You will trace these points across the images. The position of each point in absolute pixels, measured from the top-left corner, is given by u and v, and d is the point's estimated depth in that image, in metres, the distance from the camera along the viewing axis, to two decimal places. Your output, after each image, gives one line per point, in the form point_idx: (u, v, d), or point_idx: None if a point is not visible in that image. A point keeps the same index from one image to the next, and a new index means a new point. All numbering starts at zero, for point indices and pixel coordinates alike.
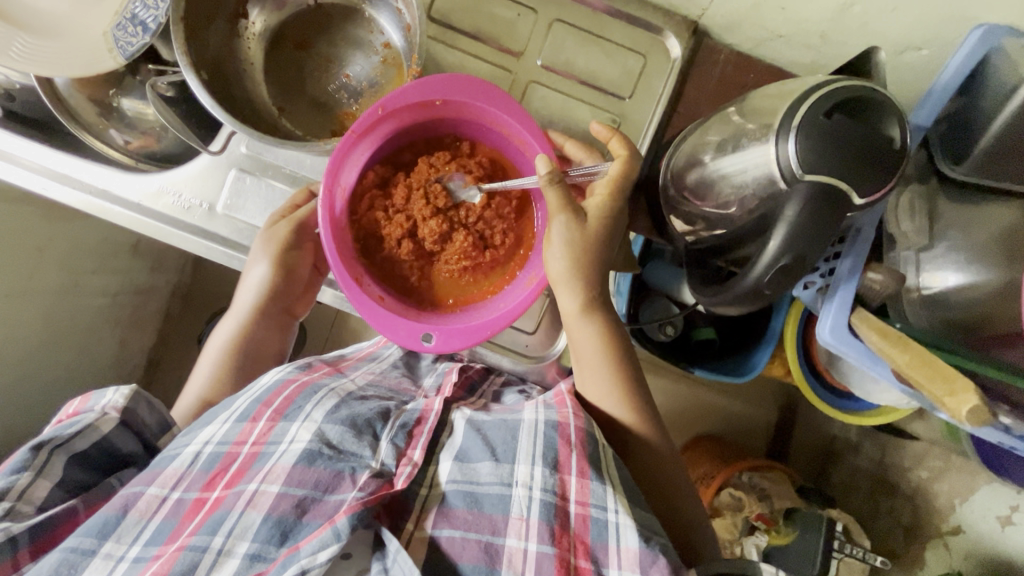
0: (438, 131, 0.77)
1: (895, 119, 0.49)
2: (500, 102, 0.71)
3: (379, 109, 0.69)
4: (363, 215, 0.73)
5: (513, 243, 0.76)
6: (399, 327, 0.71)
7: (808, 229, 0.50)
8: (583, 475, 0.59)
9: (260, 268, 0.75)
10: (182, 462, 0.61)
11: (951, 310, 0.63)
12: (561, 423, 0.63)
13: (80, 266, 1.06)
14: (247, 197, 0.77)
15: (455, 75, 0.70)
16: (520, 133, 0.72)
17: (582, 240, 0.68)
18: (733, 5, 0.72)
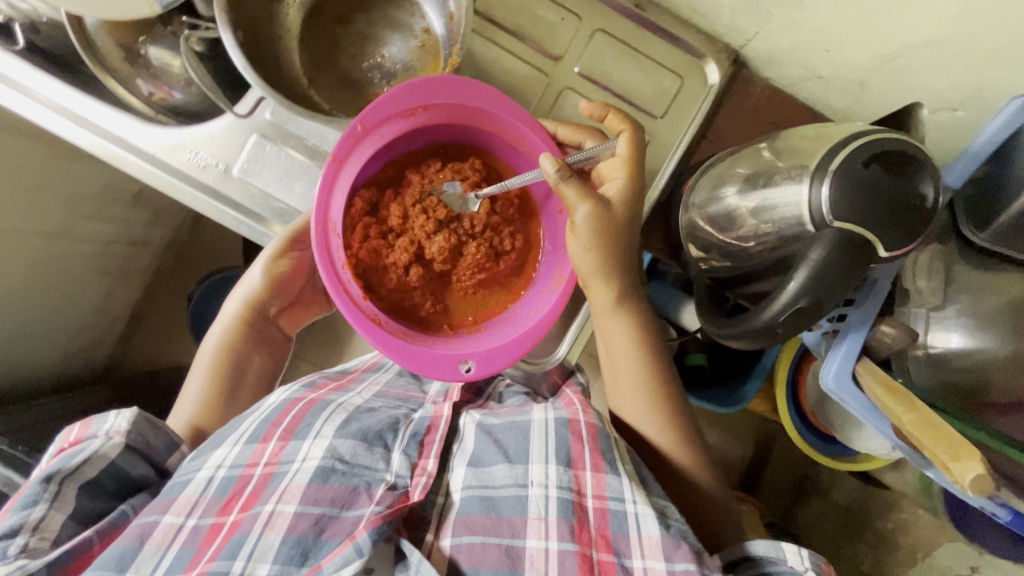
0: (416, 141, 0.74)
1: (931, 178, 0.50)
2: (488, 98, 0.70)
3: (358, 126, 0.66)
4: (359, 247, 0.70)
5: (523, 244, 0.76)
6: (435, 360, 0.69)
7: (832, 273, 0.50)
8: (599, 471, 0.63)
9: (252, 278, 0.84)
10: (195, 487, 0.65)
11: (954, 372, 0.64)
12: (571, 419, 0.68)
13: (77, 211, 1.04)
14: (267, 163, 0.75)
15: (428, 77, 0.67)
16: (520, 129, 0.72)
17: (604, 226, 0.68)
18: (777, 41, 0.72)
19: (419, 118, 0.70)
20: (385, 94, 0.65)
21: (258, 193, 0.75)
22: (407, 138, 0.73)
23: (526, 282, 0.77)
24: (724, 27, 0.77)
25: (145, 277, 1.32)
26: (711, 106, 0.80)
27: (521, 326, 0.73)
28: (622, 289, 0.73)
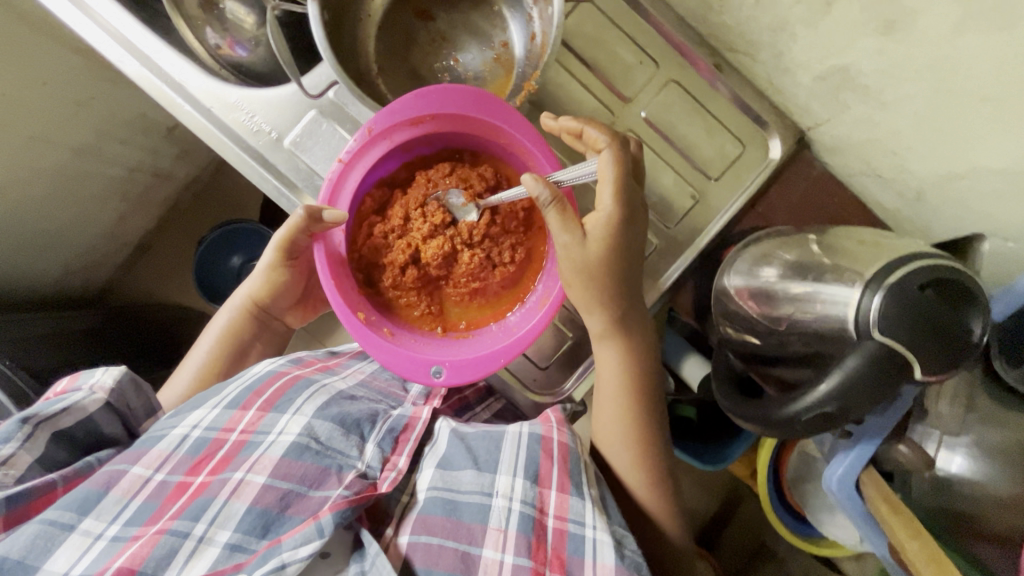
0: (433, 146, 0.75)
1: (981, 314, 0.49)
2: (492, 105, 0.70)
3: (364, 134, 0.68)
4: (363, 244, 0.73)
5: (523, 258, 0.75)
6: (406, 360, 0.71)
7: (861, 384, 0.50)
8: (563, 490, 0.62)
9: (255, 284, 0.84)
10: (168, 443, 0.62)
11: (953, 497, 0.65)
12: (545, 435, 0.66)
13: (112, 134, 1.02)
14: (320, 142, 0.74)
15: (429, 88, 0.68)
16: (528, 140, 0.71)
17: (591, 242, 0.66)
18: (848, 131, 0.72)
19: (427, 122, 0.71)
20: (394, 103, 0.66)
21: (303, 165, 0.75)
22: (422, 142, 0.74)
23: (523, 294, 0.77)
24: (797, 105, 0.76)
25: (160, 209, 1.29)
26: (765, 178, 0.79)
27: (508, 338, 0.72)
28: (612, 316, 0.71)
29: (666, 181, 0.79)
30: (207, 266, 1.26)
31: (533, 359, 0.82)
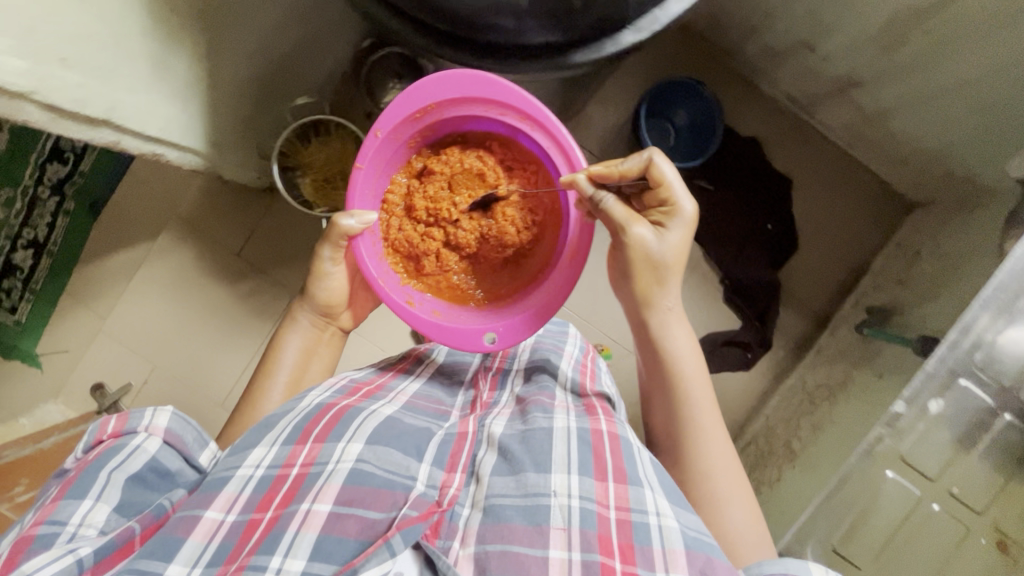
0: (404, 155, 0.89)
1: None
2: (470, 86, 0.80)
3: (359, 170, 0.84)
4: (394, 235, 0.88)
5: (553, 217, 0.89)
6: (465, 333, 0.83)
7: None
8: (622, 482, 0.69)
9: (333, 291, 0.93)
10: (234, 484, 0.66)
11: None
12: (595, 431, 0.75)
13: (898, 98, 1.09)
14: (971, 400, 0.87)
15: (418, 81, 0.81)
16: (528, 109, 0.81)
17: (670, 238, 0.80)
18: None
19: (428, 123, 0.85)
20: (390, 105, 0.81)
21: (965, 352, 0.86)
22: (430, 130, 0.87)
23: (552, 243, 0.89)
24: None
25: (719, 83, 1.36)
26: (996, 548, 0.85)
27: (540, 298, 0.84)
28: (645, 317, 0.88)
29: (913, 459, 0.89)
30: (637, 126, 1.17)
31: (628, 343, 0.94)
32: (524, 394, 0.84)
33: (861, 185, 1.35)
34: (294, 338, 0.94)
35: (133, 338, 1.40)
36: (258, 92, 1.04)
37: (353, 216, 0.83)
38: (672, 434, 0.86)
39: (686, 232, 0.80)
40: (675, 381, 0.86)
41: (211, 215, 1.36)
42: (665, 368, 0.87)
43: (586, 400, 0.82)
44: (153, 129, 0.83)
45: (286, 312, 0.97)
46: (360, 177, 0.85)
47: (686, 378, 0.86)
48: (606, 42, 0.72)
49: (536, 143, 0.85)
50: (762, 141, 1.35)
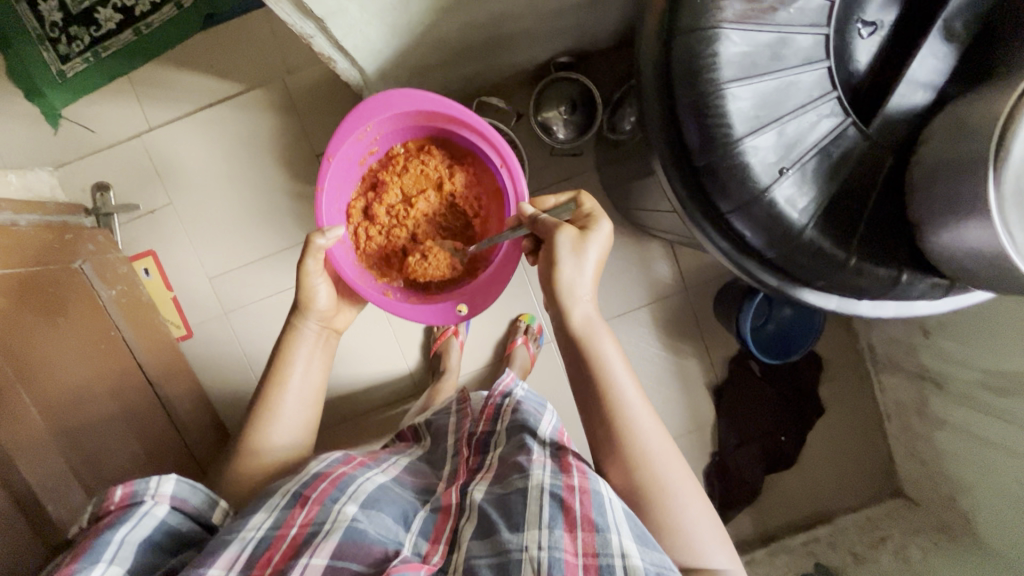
0: (353, 172, 0.92)
1: None
2: (395, 100, 0.86)
3: (323, 191, 0.87)
4: (367, 245, 0.92)
5: (487, 197, 0.94)
6: (426, 312, 0.89)
7: None
8: (592, 531, 0.59)
9: (322, 299, 0.89)
10: (235, 544, 0.59)
11: None
12: (566, 485, 0.63)
13: (967, 446, 1.13)
14: None
15: (353, 110, 0.86)
16: (449, 110, 0.87)
17: (587, 254, 0.72)
18: None
19: (370, 140, 0.91)
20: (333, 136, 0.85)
21: None
22: (370, 151, 0.93)
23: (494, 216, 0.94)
24: None
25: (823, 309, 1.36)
26: None
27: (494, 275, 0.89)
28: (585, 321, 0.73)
29: None
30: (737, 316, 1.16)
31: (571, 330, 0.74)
32: (506, 448, 0.72)
33: (874, 452, 1.38)
34: (300, 360, 0.90)
35: (166, 161, 1.28)
36: (451, 56, 0.96)
37: (323, 235, 0.83)
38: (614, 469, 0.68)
39: (604, 246, 0.74)
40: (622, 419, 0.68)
41: (314, 104, 1.26)
42: (603, 390, 0.69)
43: (564, 452, 0.69)
44: (348, 42, 0.76)
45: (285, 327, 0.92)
46: (324, 202, 0.88)
47: (627, 403, 0.69)
48: (804, 289, 0.59)
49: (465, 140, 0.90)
50: (824, 367, 1.35)
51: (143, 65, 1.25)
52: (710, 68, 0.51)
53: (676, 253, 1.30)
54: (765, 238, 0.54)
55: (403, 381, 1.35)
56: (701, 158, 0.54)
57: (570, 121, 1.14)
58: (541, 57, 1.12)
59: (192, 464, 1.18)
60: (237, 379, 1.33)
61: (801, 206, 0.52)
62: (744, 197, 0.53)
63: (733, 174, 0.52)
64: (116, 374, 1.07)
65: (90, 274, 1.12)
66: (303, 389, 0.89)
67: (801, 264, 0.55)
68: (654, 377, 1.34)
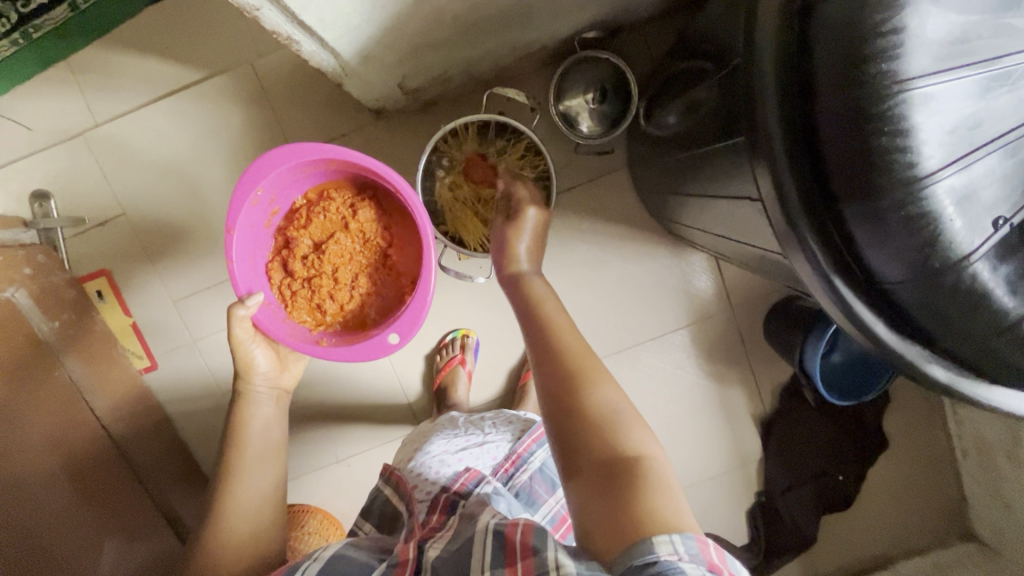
0: (263, 238, 0.74)
1: None
2: (276, 159, 0.67)
3: (234, 266, 0.67)
4: (293, 307, 0.74)
5: (397, 222, 0.77)
6: (358, 350, 0.70)
7: None
8: (527, 556, 0.46)
9: (264, 361, 0.72)
10: None
11: None
12: (513, 525, 0.51)
13: None
14: None
15: (242, 177, 0.67)
16: (336, 155, 0.69)
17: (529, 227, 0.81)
18: None
19: (267, 201, 0.72)
20: (228, 209, 0.67)
21: None
22: (273, 212, 0.75)
23: (411, 237, 0.76)
24: None
25: None
26: None
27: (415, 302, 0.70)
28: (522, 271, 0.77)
29: None
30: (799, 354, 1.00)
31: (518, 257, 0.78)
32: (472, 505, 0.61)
33: (943, 491, 1.19)
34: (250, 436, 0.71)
35: (118, 163, 1.08)
36: (454, 33, 0.75)
37: (244, 303, 0.66)
38: (550, 369, 0.61)
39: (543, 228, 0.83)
40: (555, 328, 0.65)
41: (291, 92, 1.05)
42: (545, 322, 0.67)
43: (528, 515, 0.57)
44: (311, 16, 0.56)
45: (231, 401, 0.73)
46: (238, 274, 0.68)
47: (577, 337, 0.64)
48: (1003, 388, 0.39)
49: (354, 170, 0.73)
50: (891, 396, 1.16)
51: (84, 48, 1.04)
52: (887, 52, 0.32)
53: (722, 265, 1.11)
54: (954, 330, 0.36)
55: (402, 414, 1.17)
56: (853, 203, 0.35)
57: (597, 111, 0.93)
58: (564, 32, 0.91)
59: (158, 519, 1.01)
60: (212, 415, 1.15)
61: (1017, 281, 0.34)
62: (931, 262, 0.34)
63: (921, 230, 0.33)
64: (60, 427, 0.89)
65: (25, 305, 0.92)
66: (259, 468, 0.70)
67: (1004, 360, 0.36)
68: (693, 409, 1.16)
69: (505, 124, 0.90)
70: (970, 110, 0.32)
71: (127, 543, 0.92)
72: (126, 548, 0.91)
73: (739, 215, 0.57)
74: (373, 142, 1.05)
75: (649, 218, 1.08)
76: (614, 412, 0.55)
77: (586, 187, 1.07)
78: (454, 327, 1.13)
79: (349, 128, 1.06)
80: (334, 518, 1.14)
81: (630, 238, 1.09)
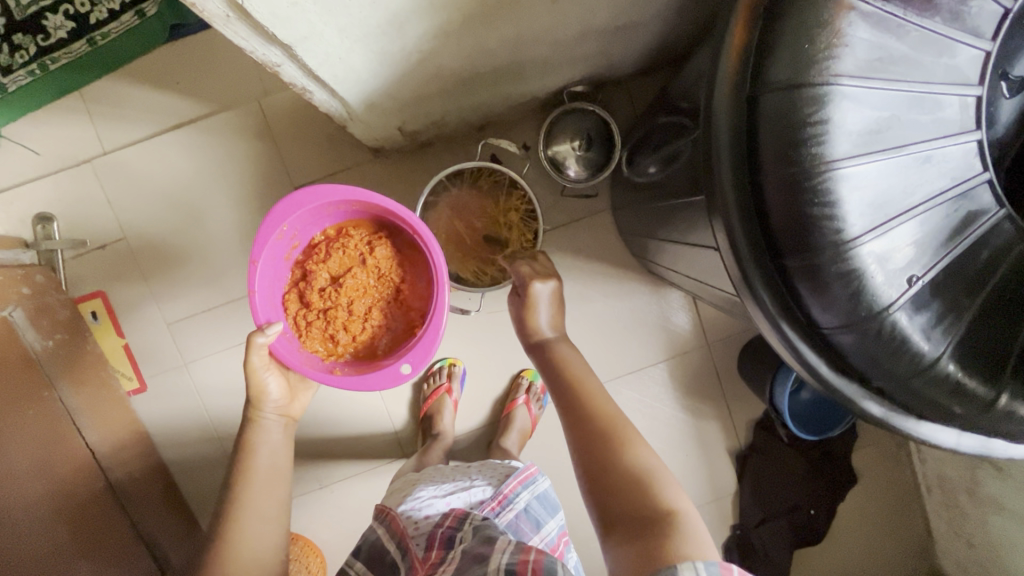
0: (282, 270, 0.78)
1: None
2: (303, 198, 0.72)
3: (255, 295, 0.71)
4: (308, 336, 0.77)
5: (410, 259, 0.81)
6: (370, 381, 0.73)
7: None
8: None
9: (276, 390, 0.75)
10: None
11: None
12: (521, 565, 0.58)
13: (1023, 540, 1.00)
14: None
15: (270, 213, 0.71)
16: (360, 197, 0.74)
17: (541, 306, 0.81)
18: None
19: (290, 236, 0.76)
20: (256, 242, 0.71)
21: None
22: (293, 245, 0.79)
23: (424, 272, 0.80)
24: None
25: None
26: None
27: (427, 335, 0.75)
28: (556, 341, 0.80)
29: None
30: (771, 390, 1.06)
31: (545, 324, 0.81)
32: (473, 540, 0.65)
33: (911, 527, 1.23)
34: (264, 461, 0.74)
35: (122, 189, 1.12)
36: (452, 86, 0.82)
37: (263, 333, 0.69)
38: (583, 433, 0.67)
39: (556, 298, 0.82)
40: (583, 383, 0.71)
41: (294, 129, 1.11)
42: (576, 380, 0.72)
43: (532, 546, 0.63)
44: (325, 71, 0.62)
45: (241, 426, 0.76)
46: (259, 303, 0.72)
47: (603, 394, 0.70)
48: (925, 422, 0.45)
49: (375, 210, 0.77)
50: (859, 433, 1.21)
51: (98, 81, 1.09)
52: (816, 137, 0.38)
53: (699, 304, 1.17)
54: (881, 372, 0.41)
55: (386, 439, 1.19)
56: (794, 259, 0.40)
57: (583, 157, 1.01)
58: (553, 86, 0.98)
59: (138, 544, 1.01)
60: (199, 437, 1.16)
61: (931, 328, 0.40)
62: (857, 313, 0.39)
63: (847, 284, 0.39)
64: (47, 448, 0.90)
65: (22, 325, 0.94)
66: (269, 486, 0.73)
67: (927, 398, 0.42)
68: (670, 441, 1.20)
69: (498, 171, 0.96)
70: (886, 187, 0.39)
71: (107, 568, 0.91)
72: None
73: (707, 261, 0.64)
74: (370, 178, 1.11)
75: (630, 258, 1.14)
76: (649, 468, 0.62)
77: (572, 225, 1.13)
78: (441, 356, 1.17)
79: (350, 164, 1.11)
80: (313, 544, 1.15)
81: (612, 275, 1.15)
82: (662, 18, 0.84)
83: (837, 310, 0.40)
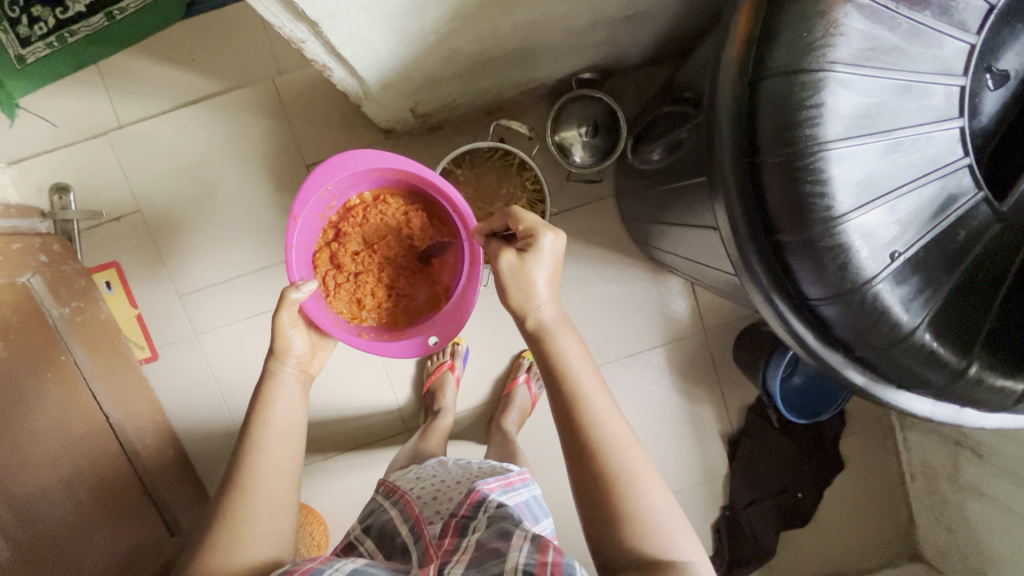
0: (316, 228, 0.80)
1: None
2: (351, 161, 0.75)
3: (291, 251, 0.75)
4: (336, 296, 0.81)
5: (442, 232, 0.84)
6: (395, 347, 0.78)
7: None
8: None
9: (299, 345, 0.77)
10: None
11: None
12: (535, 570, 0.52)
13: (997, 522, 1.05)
14: None
15: (315, 171, 0.73)
16: (404, 168, 0.77)
17: (538, 272, 0.62)
18: None
19: (330, 196, 0.79)
20: (297, 198, 0.73)
21: None
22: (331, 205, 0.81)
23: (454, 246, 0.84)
24: None
25: None
26: None
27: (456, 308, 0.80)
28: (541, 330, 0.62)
29: None
30: (764, 374, 1.09)
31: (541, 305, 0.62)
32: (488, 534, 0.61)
33: (894, 513, 1.28)
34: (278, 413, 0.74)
35: (136, 162, 1.14)
36: (466, 69, 0.84)
37: (297, 289, 0.72)
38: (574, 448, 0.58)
39: (552, 265, 0.63)
40: (571, 385, 0.60)
41: (307, 108, 1.14)
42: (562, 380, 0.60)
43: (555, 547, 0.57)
44: (347, 49, 0.64)
45: (260, 378, 0.77)
46: (293, 259, 0.75)
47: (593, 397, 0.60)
48: (900, 391, 0.48)
49: (417, 182, 0.80)
50: (847, 421, 1.25)
51: (113, 55, 1.11)
52: (811, 120, 0.41)
53: (697, 291, 1.20)
54: (864, 340, 0.44)
55: (390, 414, 1.22)
56: (787, 233, 0.43)
57: (589, 143, 1.03)
58: (562, 73, 1.01)
59: (147, 506, 1.04)
60: (207, 407, 1.19)
61: (910, 301, 0.43)
62: (841, 284, 0.43)
63: (834, 256, 0.42)
64: (65, 409, 0.93)
65: (39, 290, 0.96)
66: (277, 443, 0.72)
67: (904, 367, 0.45)
68: (664, 423, 1.23)
69: (507, 152, 0.99)
70: (875, 167, 0.42)
71: (117, 526, 0.95)
72: (116, 533, 0.94)
73: (705, 242, 0.68)
74: None
75: (631, 244, 1.17)
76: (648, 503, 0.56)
77: (576, 211, 1.16)
78: None
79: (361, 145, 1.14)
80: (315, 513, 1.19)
81: (613, 260, 1.18)
82: (671, 9, 0.86)
83: (825, 280, 0.43)
